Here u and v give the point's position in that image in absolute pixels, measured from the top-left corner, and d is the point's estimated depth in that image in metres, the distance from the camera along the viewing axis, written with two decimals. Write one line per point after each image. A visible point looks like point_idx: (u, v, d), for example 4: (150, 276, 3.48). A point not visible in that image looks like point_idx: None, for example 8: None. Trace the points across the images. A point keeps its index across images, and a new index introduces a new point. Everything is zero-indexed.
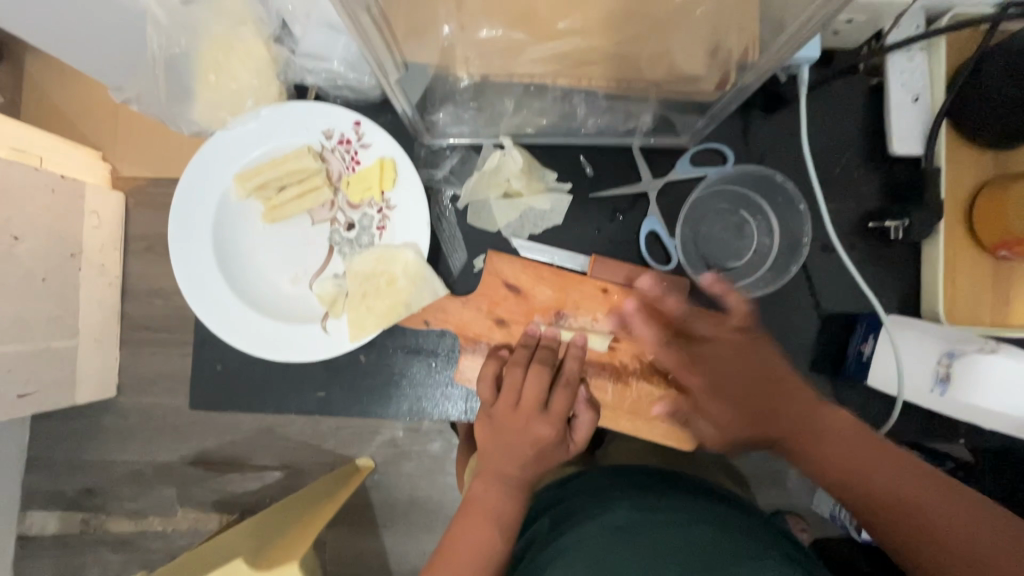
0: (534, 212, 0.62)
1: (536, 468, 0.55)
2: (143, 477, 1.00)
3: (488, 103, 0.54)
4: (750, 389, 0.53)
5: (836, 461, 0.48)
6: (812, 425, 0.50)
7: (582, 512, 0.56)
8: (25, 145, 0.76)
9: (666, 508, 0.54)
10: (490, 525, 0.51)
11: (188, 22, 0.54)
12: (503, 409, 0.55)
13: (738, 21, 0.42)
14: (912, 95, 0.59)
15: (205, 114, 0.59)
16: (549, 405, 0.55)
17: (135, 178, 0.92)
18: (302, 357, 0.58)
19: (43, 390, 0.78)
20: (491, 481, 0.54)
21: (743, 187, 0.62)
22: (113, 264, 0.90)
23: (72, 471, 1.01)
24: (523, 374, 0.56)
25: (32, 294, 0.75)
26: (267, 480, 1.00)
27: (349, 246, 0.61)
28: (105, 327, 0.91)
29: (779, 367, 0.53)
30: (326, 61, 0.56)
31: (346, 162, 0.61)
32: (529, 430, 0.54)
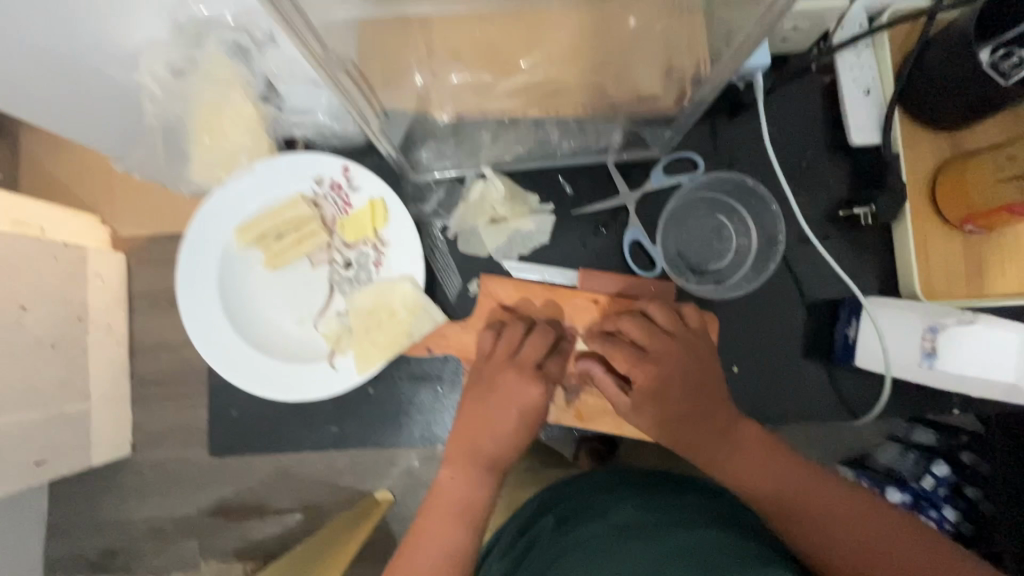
0: (521, 234, 0.65)
1: (517, 438, 0.55)
2: (163, 532, 1.01)
3: (466, 137, 0.58)
4: (673, 382, 0.54)
5: (773, 479, 0.51)
6: (722, 430, 0.53)
7: (592, 511, 0.57)
8: (26, 217, 0.78)
9: (666, 509, 0.54)
10: (456, 522, 0.52)
11: (182, 94, 0.58)
12: (498, 360, 0.57)
13: (689, 44, 0.45)
14: (864, 88, 0.63)
15: (203, 171, 0.64)
16: (542, 367, 0.57)
17: (132, 238, 0.93)
18: (315, 395, 0.61)
19: (58, 456, 0.80)
20: (457, 468, 0.54)
21: (720, 192, 0.65)
22: (118, 323, 0.92)
23: (92, 533, 1.01)
24: (523, 334, 0.58)
25: (41, 361, 0.77)
26: (287, 524, 1.01)
27: (349, 284, 0.64)
28: (116, 387, 0.91)
29: (702, 369, 0.55)
30: (311, 113, 0.62)
31: (339, 206, 0.64)
32: (520, 390, 0.55)
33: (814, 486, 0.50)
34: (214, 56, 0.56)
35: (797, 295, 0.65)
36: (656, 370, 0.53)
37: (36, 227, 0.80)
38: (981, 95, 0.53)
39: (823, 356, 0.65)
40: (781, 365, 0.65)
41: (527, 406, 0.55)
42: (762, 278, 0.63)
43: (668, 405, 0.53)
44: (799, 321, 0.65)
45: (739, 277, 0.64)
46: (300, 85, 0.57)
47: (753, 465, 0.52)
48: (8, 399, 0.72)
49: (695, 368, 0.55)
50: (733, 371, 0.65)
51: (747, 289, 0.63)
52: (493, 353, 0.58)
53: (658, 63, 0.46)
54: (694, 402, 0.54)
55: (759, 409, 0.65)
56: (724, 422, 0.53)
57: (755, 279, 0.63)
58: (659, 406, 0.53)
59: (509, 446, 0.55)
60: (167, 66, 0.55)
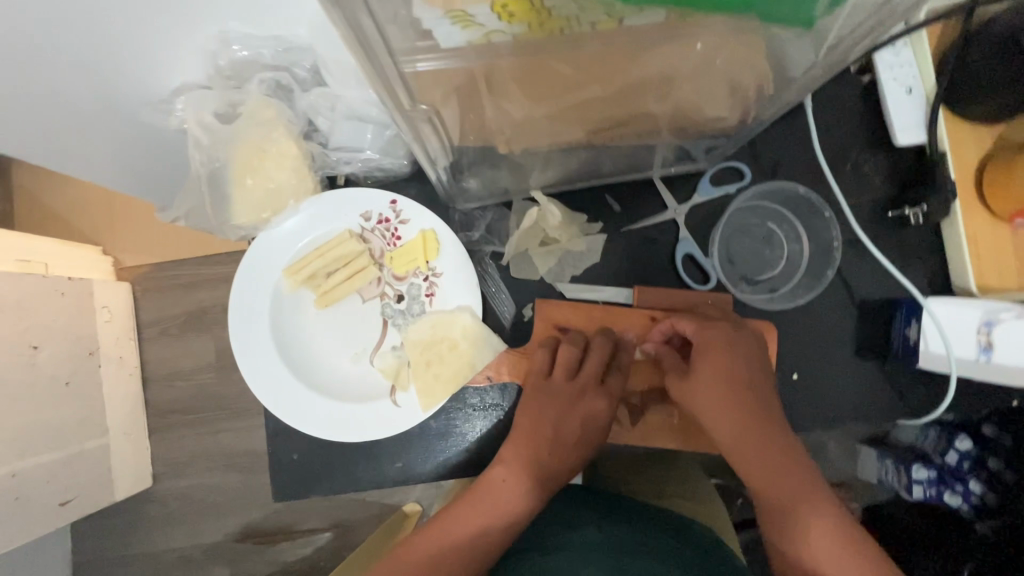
0: (573, 256, 0.64)
1: (577, 451, 0.57)
2: (193, 561, 0.87)
3: (519, 165, 0.57)
4: (718, 373, 0.53)
5: (781, 486, 0.48)
6: (755, 424, 0.51)
7: (566, 523, 0.55)
8: (29, 254, 0.71)
9: (626, 532, 0.52)
10: (494, 519, 0.52)
11: (228, 137, 0.56)
12: (557, 380, 0.57)
13: (753, 66, 0.44)
14: (905, 87, 0.63)
15: (249, 217, 0.59)
16: (605, 382, 0.58)
17: (138, 266, 0.85)
18: (381, 433, 0.60)
19: (83, 491, 0.74)
20: (512, 475, 0.54)
21: (767, 202, 0.66)
22: (129, 354, 0.82)
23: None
24: (578, 354, 0.58)
25: (57, 400, 0.70)
26: (318, 544, 0.85)
27: (402, 317, 0.63)
28: (133, 419, 0.83)
29: (755, 366, 0.54)
30: (359, 151, 0.60)
31: (387, 239, 0.63)
32: (581, 404, 0.57)
33: (804, 488, 0.48)
34: (257, 98, 0.55)
35: (849, 297, 0.66)
36: (711, 363, 0.53)
37: (40, 264, 0.71)
38: None
39: (880, 356, 0.65)
40: (836, 368, 0.66)
41: (590, 420, 0.57)
42: (821, 286, 0.63)
43: (716, 392, 0.52)
44: (853, 321, 0.66)
45: (794, 284, 0.65)
46: (345, 121, 0.58)
47: (756, 446, 0.50)
48: (28, 442, 0.66)
49: (750, 367, 0.54)
50: (793, 378, 0.65)
51: (806, 297, 0.64)
52: (552, 373, 0.58)
53: (723, 86, 0.46)
54: (733, 390, 0.52)
55: (817, 415, 0.66)
56: (760, 418, 0.51)
57: (812, 287, 0.64)
58: (718, 396, 0.52)
59: (568, 458, 0.56)
60: (213, 112, 0.55)
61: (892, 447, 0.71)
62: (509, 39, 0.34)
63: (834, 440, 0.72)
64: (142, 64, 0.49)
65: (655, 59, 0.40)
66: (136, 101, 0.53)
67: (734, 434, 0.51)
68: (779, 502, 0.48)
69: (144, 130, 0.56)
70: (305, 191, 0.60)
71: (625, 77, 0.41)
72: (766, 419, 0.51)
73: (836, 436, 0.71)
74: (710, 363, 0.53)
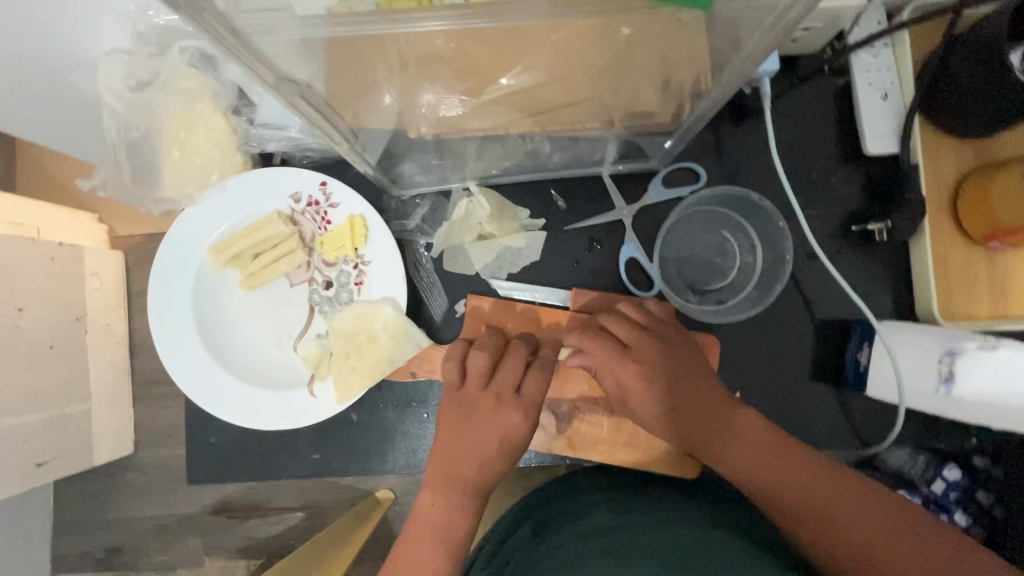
0: (510, 253, 0.61)
1: (501, 466, 0.48)
2: (169, 530, 0.78)
3: (450, 152, 0.54)
4: (655, 356, 0.49)
5: (783, 473, 0.42)
6: (717, 416, 0.46)
7: (561, 518, 0.51)
8: (21, 217, 0.65)
9: (647, 514, 0.47)
10: (440, 551, 0.44)
11: (147, 107, 0.54)
12: (470, 389, 0.49)
13: (689, 55, 0.40)
14: (881, 92, 0.58)
15: (173, 191, 0.59)
16: (522, 390, 0.50)
17: (133, 236, 0.78)
18: (294, 423, 0.58)
19: (62, 455, 0.67)
20: (439, 496, 0.46)
21: (723, 208, 0.61)
22: (119, 323, 0.76)
23: (69, 531, 0.79)
24: (490, 360, 0.51)
25: (34, 364, 0.64)
26: (290, 522, 0.77)
27: (329, 304, 0.61)
28: (117, 386, 0.75)
29: (687, 355, 0.49)
30: (285, 129, 0.57)
31: (317, 222, 0.60)
32: (502, 413, 0.48)
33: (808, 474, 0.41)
34: (178, 68, 0.53)
35: (805, 314, 0.61)
36: (638, 351, 0.49)
37: (31, 230, 0.66)
38: (1005, 105, 0.48)
39: (835, 380, 0.61)
40: (786, 390, 0.61)
41: (511, 435, 0.48)
42: (768, 299, 0.58)
43: (654, 370, 0.48)
44: (809, 342, 0.61)
45: (743, 297, 0.60)
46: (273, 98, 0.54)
47: (777, 470, 0.42)
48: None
49: (682, 354, 0.49)
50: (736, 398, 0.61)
51: (756, 310, 0.58)
52: (464, 383, 0.50)
53: (657, 77, 0.42)
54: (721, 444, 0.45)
55: None
56: (722, 409, 0.46)
57: (762, 299, 0.59)
58: (651, 380, 0.48)
59: (498, 472, 0.48)
60: (125, 81, 0.52)
61: (880, 471, 0.63)
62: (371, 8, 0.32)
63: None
64: (58, 27, 0.48)
65: (548, 38, 0.36)
66: (64, 71, 0.52)
67: (693, 419, 0.46)
68: (790, 504, 0.40)
69: (79, 97, 0.54)
70: (233, 168, 0.59)
71: (535, 55, 0.38)
72: (727, 417, 0.45)
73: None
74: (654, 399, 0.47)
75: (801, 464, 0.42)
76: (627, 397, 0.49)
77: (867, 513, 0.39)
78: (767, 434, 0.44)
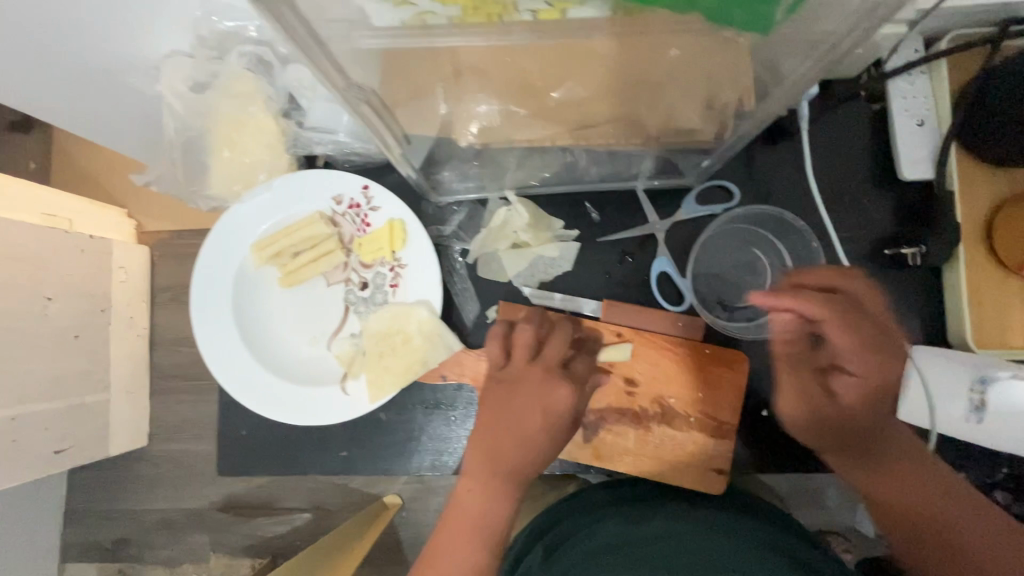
0: (543, 262, 0.62)
1: (544, 443, 0.50)
2: (175, 525, 0.79)
3: (491, 161, 0.55)
4: (863, 356, 0.49)
5: (897, 481, 0.47)
6: (874, 424, 0.49)
7: (575, 536, 0.49)
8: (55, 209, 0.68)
9: (662, 527, 0.47)
10: (474, 538, 0.46)
11: (203, 108, 0.57)
12: (518, 364, 0.52)
13: (731, 78, 0.41)
14: (916, 119, 0.58)
15: (219, 188, 0.61)
16: (567, 368, 0.54)
17: (159, 232, 0.79)
18: (325, 420, 0.59)
19: (78, 444, 0.69)
20: (477, 481, 0.48)
21: (754, 226, 0.62)
22: (141, 316, 0.77)
23: (78, 521, 0.81)
24: (536, 338, 0.54)
25: (60, 352, 0.66)
26: (296, 524, 0.77)
27: (364, 304, 0.62)
28: (134, 378, 0.76)
29: (879, 361, 0.50)
30: (332, 133, 0.59)
31: (357, 225, 0.62)
32: (549, 388, 0.51)
33: (926, 483, 0.46)
34: (235, 71, 0.56)
35: None
36: (863, 344, 0.49)
37: (64, 220, 0.69)
38: None
39: None
40: None
41: (552, 411, 0.50)
42: None
43: (856, 368, 0.49)
44: None
45: None
46: (323, 102, 0.56)
47: (896, 478, 0.47)
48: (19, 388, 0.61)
49: (880, 357, 0.50)
50: (762, 415, 0.62)
51: None
52: (511, 360, 0.54)
53: (701, 97, 0.43)
54: (868, 452, 0.49)
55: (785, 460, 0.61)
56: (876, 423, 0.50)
57: None
58: (857, 377, 0.49)
59: (540, 455, 0.49)
60: (188, 82, 0.56)
61: None
62: (444, 23, 0.35)
63: (832, 484, 0.66)
64: (124, 31, 0.51)
65: (602, 57, 0.38)
66: (126, 73, 0.54)
67: (847, 424, 0.49)
68: (894, 500, 0.46)
69: (135, 97, 0.57)
70: (279, 168, 0.61)
71: (586, 73, 0.39)
72: (876, 424, 0.49)
73: (833, 479, 0.65)
74: (863, 386, 0.49)
75: (921, 474, 0.47)
76: (809, 385, 0.51)
77: (962, 518, 0.43)
78: (905, 448, 0.48)
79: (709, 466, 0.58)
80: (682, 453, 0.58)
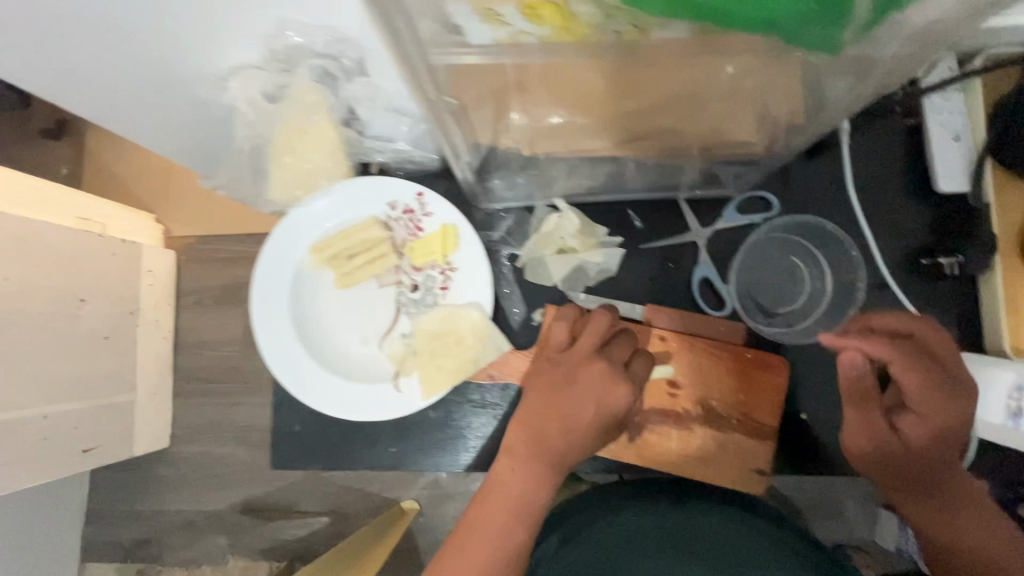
0: (588, 267, 0.64)
1: (597, 435, 0.49)
2: (195, 527, 0.82)
3: (542, 169, 0.57)
4: (942, 403, 0.46)
5: (956, 526, 0.47)
6: (941, 467, 0.47)
7: (588, 524, 0.52)
8: (89, 213, 0.70)
9: (671, 527, 0.51)
10: (514, 518, 0.46)
11: (270, 117, 0.58)
12: (581, 352, 0.53)
13: (785, 94, 0.44)
14: (952, 134, 0.60)
15: (282, 193, 0.63)
16: (629, 367, 0.54)
17: (185, 238, 0.83)
18: (379, 416, 0.62)
19: (105, 445, 0.71)
20: (524, 463, 0.48)
21: (793, 235, 0.64)
22: (167, 318, 0.81)
23: (102, 522, 0.83)
24: (604, 331, 0.55)
25: (93, 352, 0.68)
26: (314, 527, 0.80)
27: (414, 306, 0.64)
28: (161, 380, 0.80)
29: (964, 407, 0.47)
30: (393, 141, 0.65)
31: (409, 230, 0.65)
32: (613, 380, 0.50)
33: (983, 529, 0.47)
34: (303, 83, 0.56)
35: None
36: (941, 390, 0.46)
37: (98, 224, 0.71)
38: None
39: None
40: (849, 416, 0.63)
41: (611, 408, 0.49)
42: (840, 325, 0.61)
43: (931, 417, 0.46)
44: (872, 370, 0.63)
45: (814, 321, 0.62)
46: (384, 112, 0.61)
47: (956, 524, 0.47)
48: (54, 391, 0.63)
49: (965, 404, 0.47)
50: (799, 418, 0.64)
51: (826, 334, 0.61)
52: (574, 348, 0.54)
53: (753, 112, 0.46)
54: (935, 492, 0.48)
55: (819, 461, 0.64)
56: (945, 466, 0.48)
57: (832, 325, 0.62)
58: (932, 423, 0.46)
59: (586, 446, 0.49)
60: (260, 91, 0.56)
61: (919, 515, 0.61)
62: (533, 42, 0.35)
63: (851, 497, 0.66)
64: (194, 50, 0.51)
65: (671, 74, 0.40)
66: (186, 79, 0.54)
67: (914, 467, 0.48)
68: (950, 543, 0.47)
69: (197, 104, 0.58)
70: (337, 174, 0.64)
71: (652, 87, 0.42)
72: (944, 468, 0.48)
73: (852, 492, 0.66)
74: (933, 430, 0.46)
75: (980, 520, 0.47)
76: (877, 427, 0.48)
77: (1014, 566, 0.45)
78: (968, 493, 0.48)
79: (749, 466, 0.60)
80: (723, 453, 0.60)
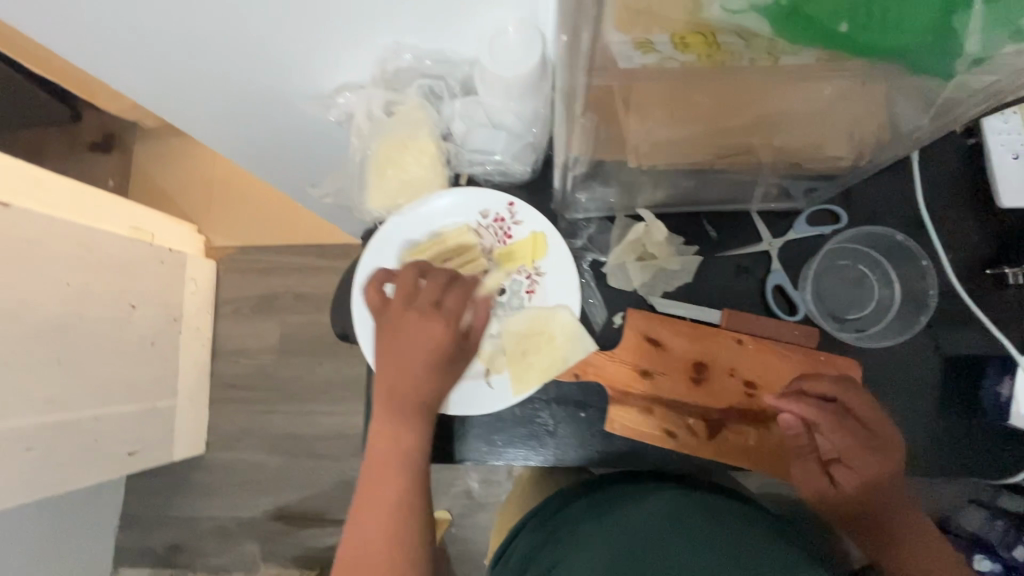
0: (665, 274, 0.68)
1: (438, 374, 0.61)
2: (229, 531, 1.35)
3: (629, 180, 0.61)
4: (863, 456, 0.57)
5: (900, 551, 0.57)
6: (879, 506, 0.58)
7: (623, 499, 0.58)
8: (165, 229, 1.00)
9: (691, 505, 0.53)
10: (397, 476, 0.60)
11: (380, 128, 0.66)
12: (396, 308, 0.61)
13: (876, 112, 0.48)
14: (1012, 152, 0.65)
15: (380, 202, 0.69)
16: (443, 305, 0.61)
17: None
18: (473, 411, 0.65)
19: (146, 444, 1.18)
20: (392, 425, 0.61)
21: (860, 245, 0.69)
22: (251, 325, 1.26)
23: (166, 520, 1.37)
24: (415, 278, 0.62)
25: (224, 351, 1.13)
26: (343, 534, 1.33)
27: (502, 308, 0.69)
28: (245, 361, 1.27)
29: (886, 458, 0.57)
30: (489, 154, 0.66)
31: (498, 236, 0.69)
32: (423, 324, 0.60)
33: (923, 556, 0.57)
34: (414, 102, 0.64)
35: (935, 348, 0.66)
36: (859, 444, 0.57)
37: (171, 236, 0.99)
38: None
39: (969, 412, 0.65)
40: (922, 419, 0.65)
41: (432, 343, 0.60)
42: (909, 331, 0.66)
43: (858, 467, 0.58)
44: (942, 375, 0.65)
45: (883, 327, 0.67)
46: (481, 128, 0.64)
47: (900, 550, 0.57)
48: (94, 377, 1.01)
49: (888, 457, 0.57)
50: None
51: (895, 340, 0.66)
52: (388, 304, 0.62)
53: (847, 129, 0.50)
54: (880, 528, 0.58)
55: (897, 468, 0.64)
56: (885, 507, 0.58)
57: (900, 331, 0.66)
58: (857, 471, 0.58)
59: (434, 389, 0.61)
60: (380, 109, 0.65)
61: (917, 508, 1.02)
62: (676, 65, 0.40)
63: None
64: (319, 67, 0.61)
65: (779, 95, 0.44)
66: (304, 94, 0.65)
67: (856, 508, 0.59)
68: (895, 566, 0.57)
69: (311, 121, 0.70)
70: (432, 184, 0.68)
71: (765, 104, 0.45)
72: (884, 508, 0.58)
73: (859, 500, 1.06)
74: (862, 480, 0.58)
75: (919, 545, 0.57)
76: (818, 473, 0.60)
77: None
78: (914, 525, 0.58)
79: None
80: None
